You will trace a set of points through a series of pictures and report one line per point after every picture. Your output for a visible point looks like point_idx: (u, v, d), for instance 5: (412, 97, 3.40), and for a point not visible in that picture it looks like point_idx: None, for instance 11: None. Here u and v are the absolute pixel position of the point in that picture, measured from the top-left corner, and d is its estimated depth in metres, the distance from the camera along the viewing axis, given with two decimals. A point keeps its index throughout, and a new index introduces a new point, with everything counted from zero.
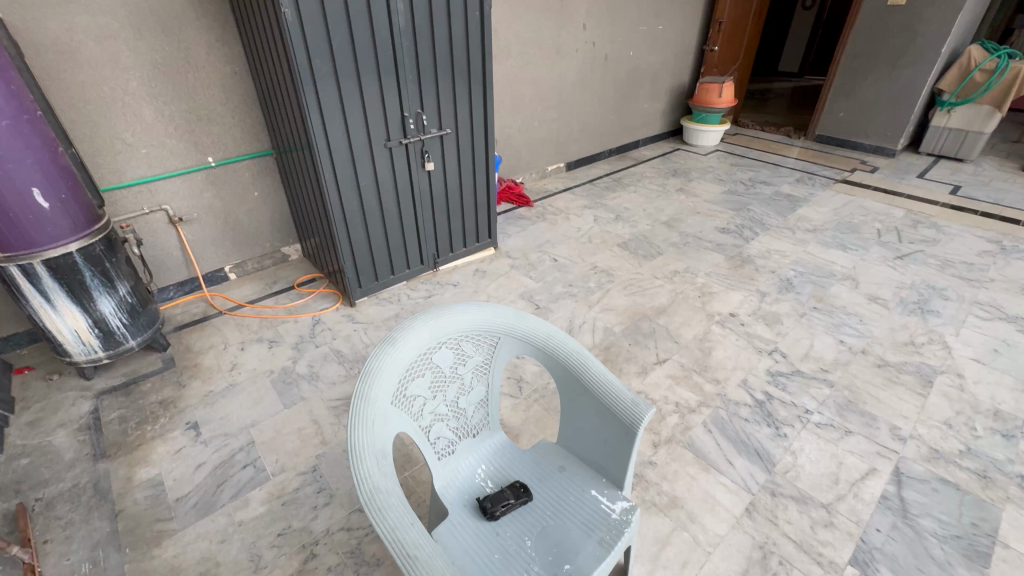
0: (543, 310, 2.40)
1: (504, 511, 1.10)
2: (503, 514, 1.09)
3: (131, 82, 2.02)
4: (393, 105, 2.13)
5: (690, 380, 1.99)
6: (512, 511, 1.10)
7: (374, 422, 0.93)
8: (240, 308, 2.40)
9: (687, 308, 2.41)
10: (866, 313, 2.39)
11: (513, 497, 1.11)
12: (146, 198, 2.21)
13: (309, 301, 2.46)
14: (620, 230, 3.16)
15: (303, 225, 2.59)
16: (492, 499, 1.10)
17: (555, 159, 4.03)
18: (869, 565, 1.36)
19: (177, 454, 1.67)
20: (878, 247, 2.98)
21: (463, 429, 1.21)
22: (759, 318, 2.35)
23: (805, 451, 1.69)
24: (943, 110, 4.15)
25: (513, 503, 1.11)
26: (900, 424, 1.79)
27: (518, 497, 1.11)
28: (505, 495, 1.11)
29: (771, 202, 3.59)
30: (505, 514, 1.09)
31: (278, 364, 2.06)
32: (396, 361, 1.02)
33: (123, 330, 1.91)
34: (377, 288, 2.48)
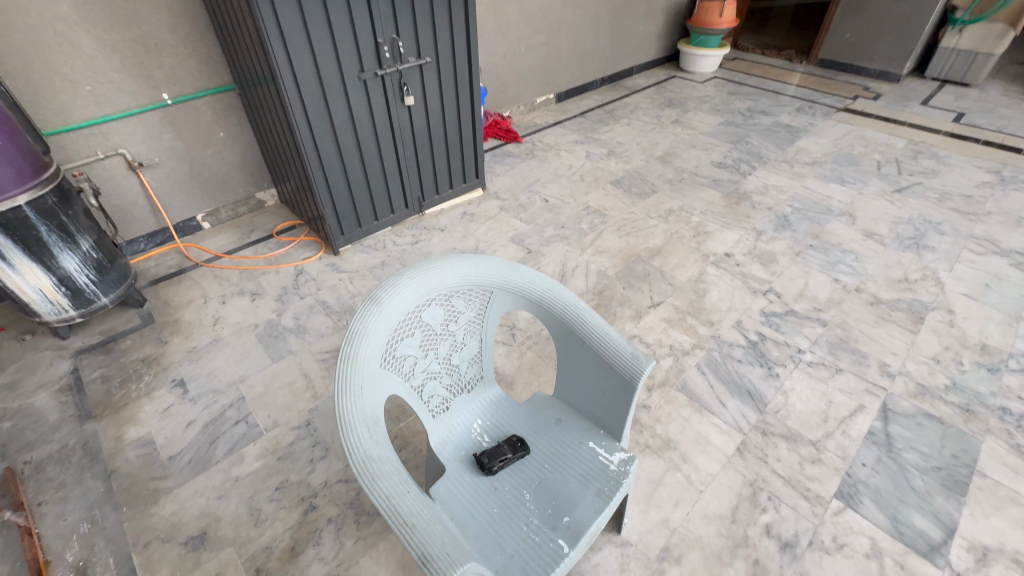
0: (535, 254, 2.33)
1: (502, 465, 1.09)
2: (501, 468, 1.09)
3: (63, 6, 1.77)
4: (365, 31, 1.91)
5: (684, 323, 1.97)
6: (510, 465, 1.10)
7: (364, 388, 0.88)
8: (217, 259, 2.28)
9: (681, 249, 2.35)
10: (862, 250, 2.36)
11: (512, 451, 1.10)
12: (99, 142, 2.02)
13: (290, 250, 2.35)
14: (613, 167, 3.02)
15: (277, 168, 2.42)
16: (489, 454, 1.09)
17: (543, 90, 3.78)
18: (853, 498, 1.41)
19: (166, 412, 1.64)
20: (877, 181, 2.90)
21: (458, 386, 1.18)
22: (754, 258, 2.30)
23: (796, 390, 1.71)
24: (955, 30, 3.91)
25: (511, 457, 1.10)
26: (889, 361, 1.81)
27: (516, 451, 1.10)
28: (503, 449, 1.10)
29: (770, 133, 3.44)
30: (503, 468, 1.09)
31: (263, 317, 2.00)
32: (384, 321, 0.95)
33: (92, 288, 1.81)
34: (360, 234, 2.37)
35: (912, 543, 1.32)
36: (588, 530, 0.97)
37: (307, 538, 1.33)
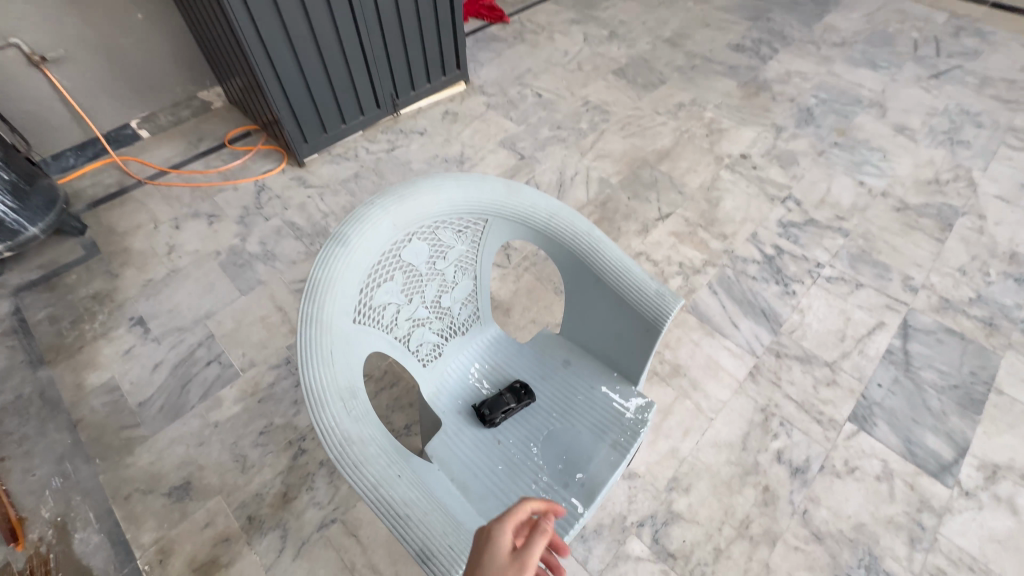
0: (528, 161, 2.05)
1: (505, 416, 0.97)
2: (504, 419, 0.97)
3: None
4: None
5: (695, 237, 1.79)
6: (513, 415, 0.98)
7: (336, 353, 0.71)
8: (163, 175, 1.98)
9: (693, 151, 2.09)
10: (892, 148, 2.12)
11: (515, 401, 0.97)
12: None
13: (247, 161, 2.04)
14: (615, 52, 2.61)
15: (217, 60, 2.01)
16: (490, 406, 0.96)
17: None
18: (867, 420, 1.36)
19: (129, 355, 1.48)
20: (912, 64, 2.56)
21: (451, 329, 1.01)
22: (773, 160, 2.06)
23: (814, 308, 1.59)
24: None
25: (515, 406, 0.97)
26: (912, 274, 1.68)
27: (520, 400, 0.98)
28: (505, 399, 0.97)
29: (795, 7, 2.97)
30: (506, 419, 0.97)
31: (224, 242, 1.77)
32: (354, 267, 0.75)
33: (14, 217, 1.54)
34: (327, 142, 2.06)
35: (923, 464, 1.29)
36: (604, 487, 0.87)
37: (299, 483, 1.26)
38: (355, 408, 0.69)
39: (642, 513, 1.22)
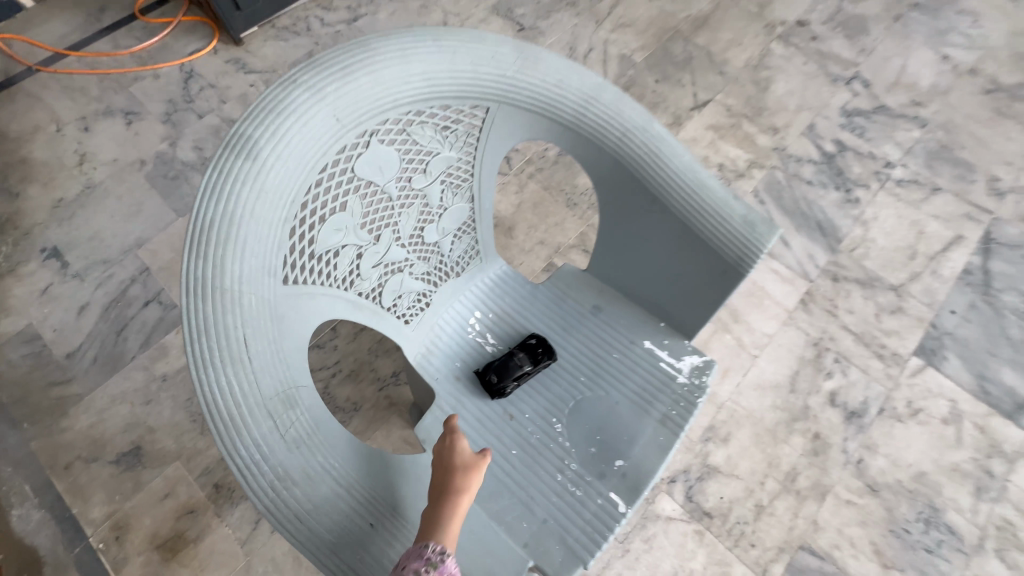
0: (530, 33, 1.61)
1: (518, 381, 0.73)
2: (516, 386, 0.73)
3: None
4: None
5: (738, 132, 1.44)
6: (528, 380, 0.74)
7: (256, 343, 0.44)
8: (60, 59, 1.53)
9: (737, 17, 1.65)
10: (985, 9, 1.68)
11: (530, 364, 0.73)
12: None
13: (166, 38, 1.58)
14: None
15: None
16: (497, 370, 0.72)
17: None
18: (936, 354, 1.16)
19: (46, 296, 1.21)
20: None
21: (440, 271, 0.73)
22: (838, 27, 1.64)
23: (880, 219, 1.32)
24: None
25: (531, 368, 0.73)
26: (999, 175, 1.38)
27: (537, 360, 0.73)
28: (518, 361, 0.73)
29: None
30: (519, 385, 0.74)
31: (149, 148, 1.40)
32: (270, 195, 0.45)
33: None
34: (268, 10, 1.58)
35: (997, 404, 1.11)
36: (653, 476, 0.67)
37: None
38: (291, 427, 0.44)
39: (674, 468, 1.05)
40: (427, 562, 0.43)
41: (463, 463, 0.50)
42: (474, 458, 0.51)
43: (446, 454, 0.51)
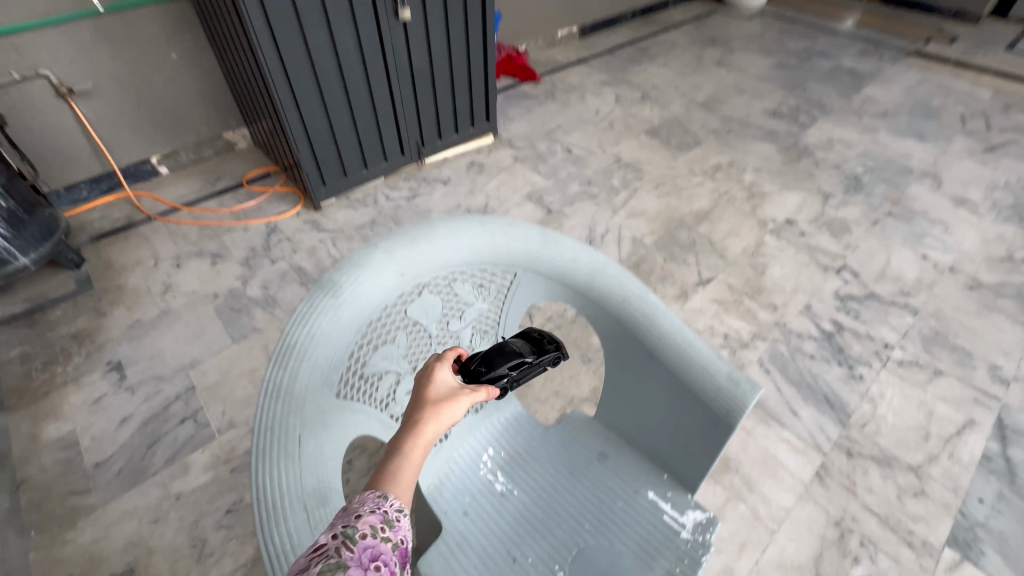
0: (556, 216, 1.93)
1: (514, 370, 0.64)
2: (509, 378, 0.63)
3: None
4: None
5: (741, 306, 1.60)
6: (522, 378, 0.65)
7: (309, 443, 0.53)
8: (175, 212, 1.90)
9: (733, 214, 1.95)
10: (954, 220, 1.95)
11: (529, 353, 0.67)
12: (11, 58, 1.57)
13: (262, 203, 1.95)
14: (647, 113, 2.56)
15: (246, 103, 1.96)
16: (484, 360, 0.62)
17: (567, 21, 3.12)
18: (971, 547, 1.09)
19: (96, 405, 1.31)
20: (964, 137, 2.44)
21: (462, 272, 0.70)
22: (822, 227, 1.90)
23: (887, 398, 1.36)
24: None
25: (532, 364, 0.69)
26: (1000, 363, 1.45)
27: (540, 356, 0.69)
28: (513, 353, 0.65)
29: (831, 78, 2.94)
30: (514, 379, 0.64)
31: (224, 284, 1.64)
32: (345, 326, 0.59)
33: (6, 245, 1.44)
34: (346, 186, 1.97)
35: None
36: None
37: None
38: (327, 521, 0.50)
39: None
40: (384, 519, 0.43)
41: (440, 402, 0.52)
42: (453, 399, 0.53)
43: (428, 384, 0.54)
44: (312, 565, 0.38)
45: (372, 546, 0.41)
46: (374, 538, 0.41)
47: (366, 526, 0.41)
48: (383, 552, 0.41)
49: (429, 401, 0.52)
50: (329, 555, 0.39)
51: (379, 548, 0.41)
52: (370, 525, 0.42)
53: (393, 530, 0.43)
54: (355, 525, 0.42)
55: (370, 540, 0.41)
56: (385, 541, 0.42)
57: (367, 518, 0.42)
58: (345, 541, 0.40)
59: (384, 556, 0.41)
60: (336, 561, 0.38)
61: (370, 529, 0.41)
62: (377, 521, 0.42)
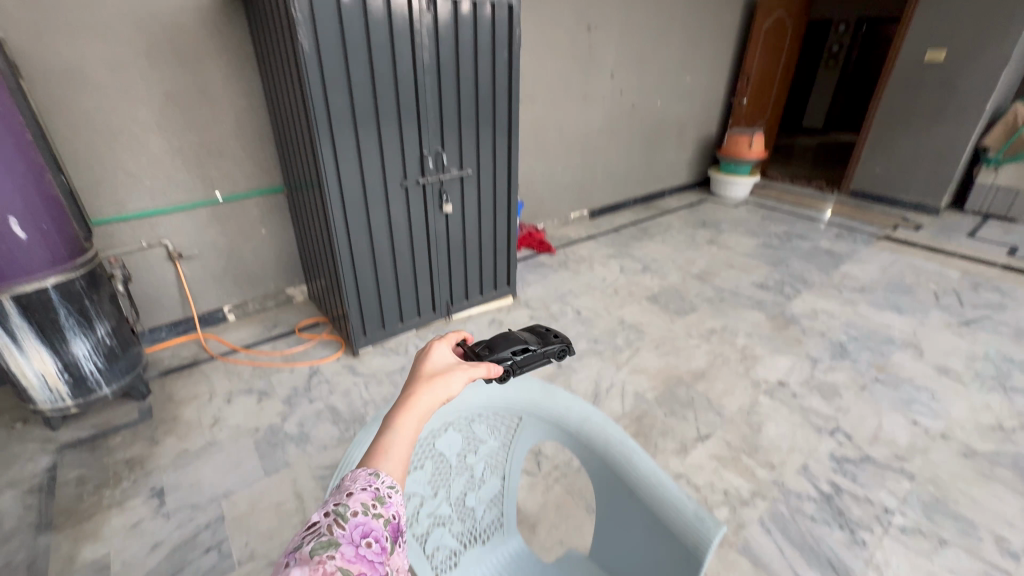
0: (565, 369, 2.14)
1: (514, 356, 0.90)
2: (509, 361, 0.89)
3: (141, 113, 1.84)
4: (412, 143, 1.97)
5: (739, 463, 1.69)
6: (518, 362, 0.91)
7: None
8: (233, 353, 2.19)
9: (728, 374, 2.14)
10: (940, 388, 2.08)
11: (528, 346, 0.94)
12: (144, 232, 2.01)
13: (308, 348, 2.24)
14: (648, 282, 2.93)
15: (310, 266, 2.39)
16: (489, 348, 0.88)
17: (579, 206, 3.75)
18: None
19: (133, 530, 1.42)
20: (940, 312, 2.69)
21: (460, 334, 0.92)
22: (814, 390, 2.05)
23: (892, 566, 1.36)
24: (990, 167, 4.01)
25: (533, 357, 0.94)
26: (1005, 534, 1.46)
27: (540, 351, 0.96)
28: (513, 346, 0.91)
29: (811, 257, 3.35)
30: (516, 362, 0.89)
31: (265, 420, 1.83)
32: None
33: (97, 376, 1.68)
34: (382, 336, 2.27)
35: None
36: None
37: None
38: None
39: None
40: (375, 497, 0.54)
41: (430, 392, 0.68)
42: (439, 390, 0.69)
43: (425, 377, 0.71)
44: (310, 541, 0.48)
45: (364, 523, 0.52)
46: (365, 515, 0.52)
47: (358, 504, 0.52)
48: (372, 528, 0.52)
49: (421, 391, 0.68)
50: (323, 533, 0.49)
51: (370, 525, 0.52)
52: (362, 503, 0.53)
53: (384, 507, 0.54)
54: (348, 503, 0.52)
55: (361, 517, 0.52)
56: (375, 518, 0.53)
57: (359, 497, 0.53)
58: (336, 520, 0.50)
59: (375, 532, 0.52)
60: (330, 538, 0.49)
61: (362, 506, 0.52)
62: (368, 499, 0.53)
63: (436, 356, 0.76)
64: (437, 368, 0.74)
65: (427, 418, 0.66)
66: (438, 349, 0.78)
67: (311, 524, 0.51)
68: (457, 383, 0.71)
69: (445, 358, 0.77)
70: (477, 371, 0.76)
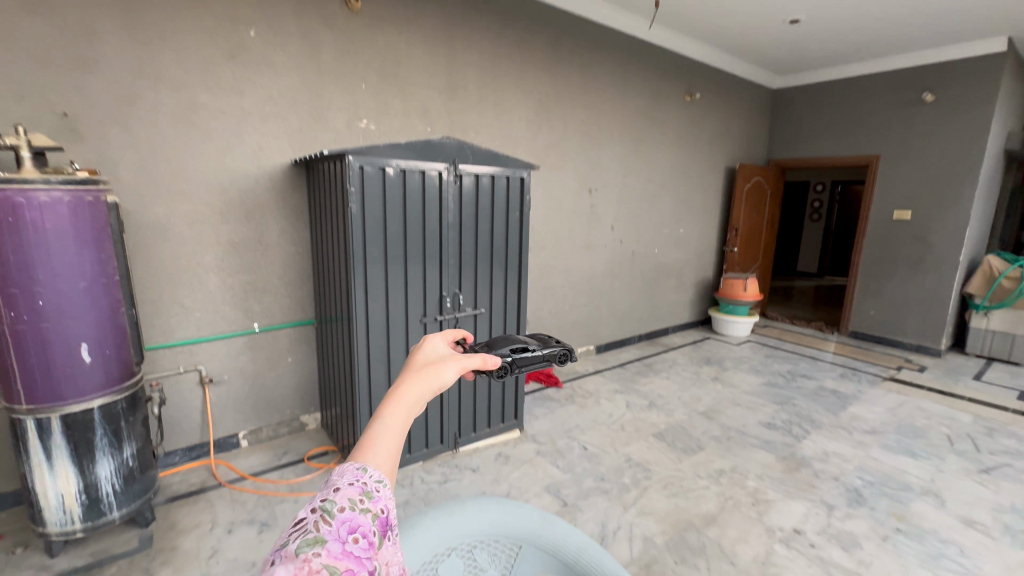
0: (571, 508, 2.10)
1: (513, 354, 0.93)
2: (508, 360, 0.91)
3: (207, 257, 2.16)
4: (433, 286, 2.24)
5: None
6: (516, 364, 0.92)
7: None
8: (241, 480, 2.20)
9: (740, 519, 2.07)
10: (968, 543, 1.97)
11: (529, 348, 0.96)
12: (184, 358, 2.19)
13: (315, 477, 2.25)
14: (654, 418, 2.96)
15: (328, 394, 2.51)
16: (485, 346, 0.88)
17: (585, 341, 3.94)
18: None
19: None
20: (956, 458, 2.63)
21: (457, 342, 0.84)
22: (832, 540, 1.96)
23: None
24: (980, 312, 4.19)
25: (530, 358, 0.97)
26: None
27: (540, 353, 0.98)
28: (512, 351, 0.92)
29: (817, 397, 3.38)
30: (514, 359, 0.91)
31: (263, 554, 1.79)
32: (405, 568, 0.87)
33: (111, 498, 1.71)
34: None
35: None
36: None
37: None
38: None
39: None
40: (362, 491, 0.46)
41: (420, 377, 0.59)
42: (431, 374, 0.59)
43: (415, 367, 0.62)
44: (295, 540, 0.42)
45: (350, 519, 0.45)
46: (353, 509, 0.45)
47: (344, 499, 0.45)
48: (360, 524, 0.45)
49: (411, 377, 0.59)
50: (308, 530, 0.43)
51: (357, 520, 0.45)
52: (348, 498, 0.45)
53: (372, 501, 0.47)
54: (334, 498, 0.45)
55: (347, 513, 0.45)
56: (363, 513, 0.46)
57: (345, 492, 0.46)
58: (323, 516, 0.44)
59: (362, 528, 0.45)
60: (315, 536, 0.42)
61: (349, 501, 0.45)
62: (355, 494, 0.46)
63: (428, 347, 0.67)
64: (429, 360, 0.65)
65: (421, 408, 0.56)
66: (430, 343, 0.69)
67: (297, 521, 0.44)
68: (454, 369, 0.61)
69: (438, 349, 0.68)
70: (477, 359, 0.66)
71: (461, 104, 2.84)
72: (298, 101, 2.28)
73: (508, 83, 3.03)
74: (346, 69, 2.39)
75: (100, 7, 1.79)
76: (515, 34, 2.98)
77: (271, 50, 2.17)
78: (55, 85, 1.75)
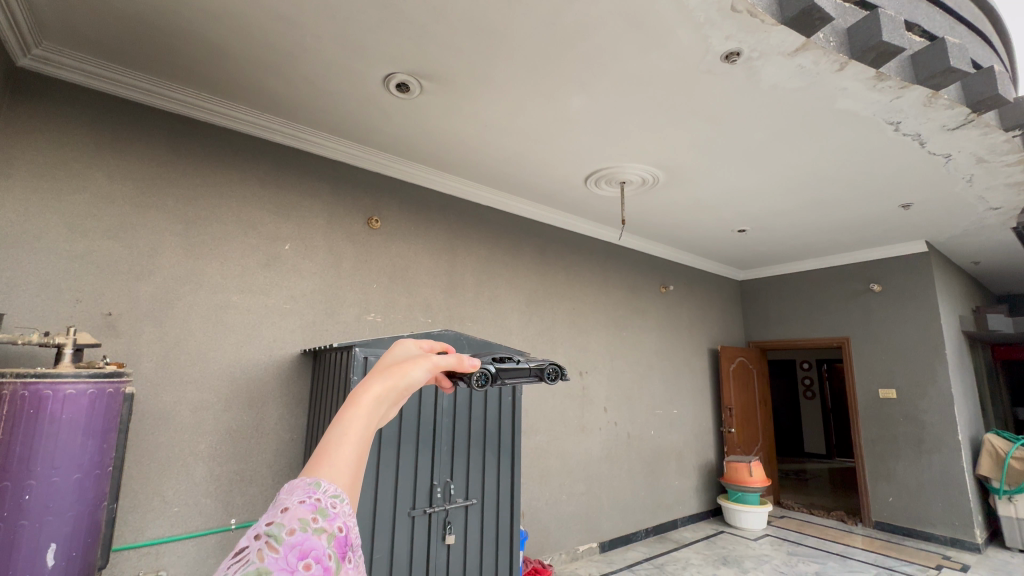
0: None
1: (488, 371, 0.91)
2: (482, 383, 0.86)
3: (201, 444, 2.17)
4: (425, 473, 2.19)
5: None
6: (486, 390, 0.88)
7: None
8: None
9: None
10: None
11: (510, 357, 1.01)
12: (146, 560, 1.99)
13: None
14: None
15: None
16: None
17: (587, 537, 3.60)
18: None
19: None
20: None
21: None
22: None
23: None
24: (1004, 497, 3.95)
25: (515, 369, 1.01)
26: None
27: (527, 364, 1.04)
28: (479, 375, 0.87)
29: None
30: (497, 365, 0.95)
31: None
32: None
33: None
34: None
35: None
36: None
37: None
38: None
39: None
40: (315, 510, 0.38)
41: (389, 379, 0.48)
42: (404, 379, 0.50)
43: (384, 365, 0.52)
44: (233, 574, 0.34)
45: (302, 543, 0.37)
46: (305, 531, 0.37)
47: (294, 521, 0.37)
48: (313, 547, 0.37)
49: (380, 376, 0.49)
50: (250, 562, 0.34)
51: (309, 544, 0.37)
52: (299, 519, 0.37)
53: (328, 520, 0.38)
54: (281, 521, 0.37)
55: (299, 534, 0.37)
56: (317, 534, 0.37)
57: (295, 512, 0.37)
58: (268, 542, 0.36)
59: (316, 552, 0.37)
60: (256, 567, 0.34)
61: (299, 523, 0.37)
62: (307, 513, 0.38)
63: (400, 345, 0.58)
64: (399, 359, 0.56)
65: (385, 409, 0.47)
66: (403, 343, 0.60)
67: (238, 551, 0.36)
68: (425, 368, 0.53)
69: (410, 350, 0.59)
70: (453, 359, 0.58)
71: (460, 299, 3.20)
72: (316, 300, 2.59)
73: (502, 281, 3.45)
74: (361, 274, 2.77)
75: (167, 230, 2.19)
76: (507, 243, 3.53)
77: (299, 260, 2.56)
78: (110, 290, 2.04)
